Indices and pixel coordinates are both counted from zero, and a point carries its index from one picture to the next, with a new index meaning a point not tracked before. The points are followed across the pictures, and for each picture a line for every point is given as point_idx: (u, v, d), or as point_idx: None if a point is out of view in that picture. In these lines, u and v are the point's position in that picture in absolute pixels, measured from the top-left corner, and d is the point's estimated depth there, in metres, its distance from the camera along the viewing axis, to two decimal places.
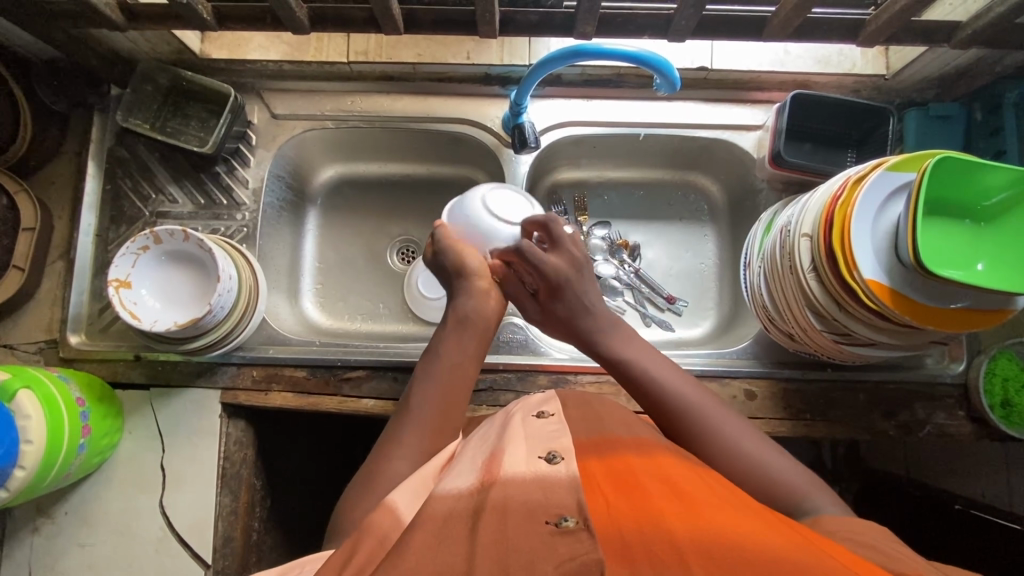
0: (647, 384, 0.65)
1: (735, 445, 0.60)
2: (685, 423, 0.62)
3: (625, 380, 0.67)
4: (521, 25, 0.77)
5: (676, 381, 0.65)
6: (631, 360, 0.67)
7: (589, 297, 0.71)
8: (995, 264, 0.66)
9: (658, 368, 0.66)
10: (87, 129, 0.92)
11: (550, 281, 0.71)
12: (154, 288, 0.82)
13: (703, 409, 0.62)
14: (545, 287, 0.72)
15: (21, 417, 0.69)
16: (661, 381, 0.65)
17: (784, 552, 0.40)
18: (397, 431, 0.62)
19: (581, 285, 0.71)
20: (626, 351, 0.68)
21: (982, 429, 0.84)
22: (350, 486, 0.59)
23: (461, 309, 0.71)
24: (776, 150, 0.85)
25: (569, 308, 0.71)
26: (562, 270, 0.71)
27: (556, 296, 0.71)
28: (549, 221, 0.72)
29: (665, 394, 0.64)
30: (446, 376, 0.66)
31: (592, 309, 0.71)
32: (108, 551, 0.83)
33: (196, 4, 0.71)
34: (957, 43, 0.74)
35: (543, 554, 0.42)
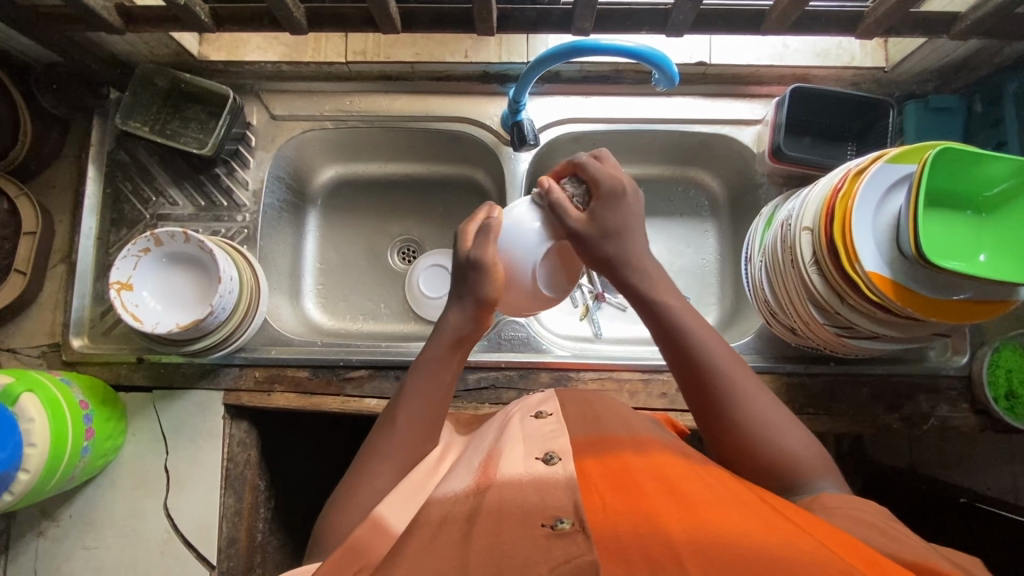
0: (682, 338, 0.61)
1: (757, 417, 0.58)
2: (714, 387, 0.59)
3: (660, 330, 0.63)
4: (519, 22, 0.76)
5: (712, 340, 0.61)
6: (671, 309, 0.63)
7: (634, 220, 0.65)
8: (997, 255, 0.65)
9: (697, 323, 0.62)
10: (86, 132, 0.92)
11: (606, 188, 0.63)
12: (155, 290, 0.82)
13: (734, 376, 0.59)
14: (605, 193, 0.63)
15: (25, 420, 0.69)
16: (699, 339, 0.61)
17: (777, 550, 0.40)
18: (378, 444, 0.60)
19: (634, 204, 0.65)
20: (662, 295, 0.64)
21: (986, 421, 0.84)
22: (334, 494, 0.59)
23: (449, 328, 0.65)
24: (775, 144, 0.85)
25: (620, 224, 0.63)
26: (622, 179, 0.64)
27: (610, 207, 0.63)
28: (602, 150, 0.68)
29: (702, 352, 0.60)
30: (427, 392, 0.63)
31: (636, 236, 0.65)
32: (112, 554, 0.83)
33: (192, 6, 0.71)
34: (955, 35, 0.73)
35: (537, 557, 0.42)
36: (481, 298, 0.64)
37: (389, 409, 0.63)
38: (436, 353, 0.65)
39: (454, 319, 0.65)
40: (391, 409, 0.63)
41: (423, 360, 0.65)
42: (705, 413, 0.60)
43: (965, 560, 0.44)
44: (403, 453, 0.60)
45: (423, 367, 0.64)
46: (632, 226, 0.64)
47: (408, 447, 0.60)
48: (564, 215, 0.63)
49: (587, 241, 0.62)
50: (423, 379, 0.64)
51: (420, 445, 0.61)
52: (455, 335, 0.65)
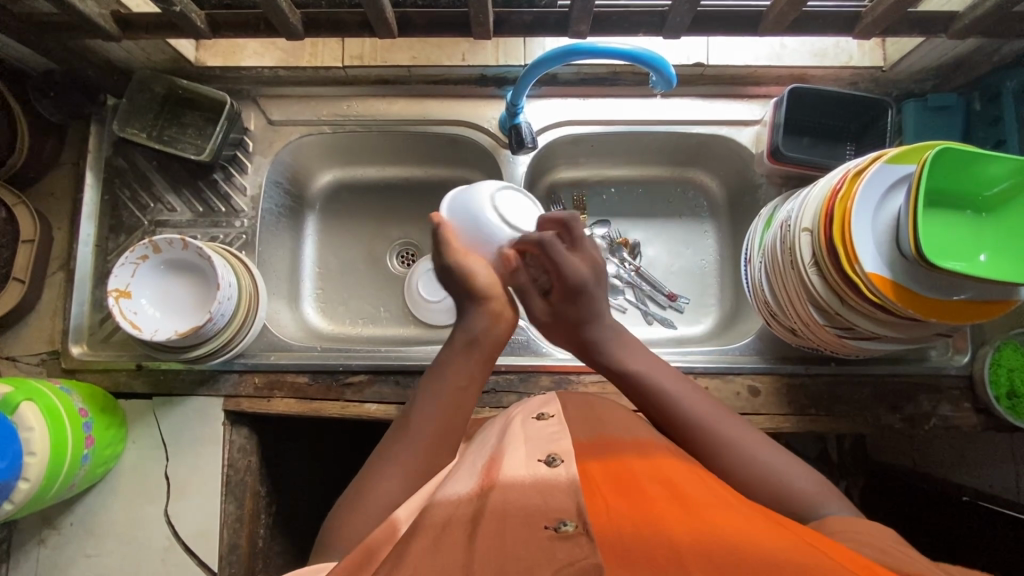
0: (654, 398, 0.64)
1: (743, 458, 0.58)
2: (698, 439, 0.61)
3: (633, 392, 0.65)
4: (516, 25, 0.76)
5: (684, 393, 0.63)
6: (634, 371, 0.65)
7: (602, 300, 0.68)
8: (997, 254, 0.65)
9: (666, 379, 0.64)
10: (84, 139, 0.92)
11: (569, 282, 0.66)
12: (154, 297, 0.82)
13: (712, 423, 0.61)
14: (565, 288, 0.67)
15: (24, 428, 0.68)
16: (672, 393, 0.63)
17: (781, 553, 0.40)
18: (389, 454, 0.59)
19: (600, 291, 0.68)
20: (626, 359, 0.66)
21: (988, 421, 0.84)
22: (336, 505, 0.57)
23: (469, 329, 0.66)
24: (774, 145, 0.85)
25: (583, 313, 0.67)
26: (584, 274, 0.67)
27: (571, 299, 0.67)
28: (569, 222, 0.69)
29: (674, 407, 0.62)
30: (449, 396, 0.63)
31: (604, 318, 0.68)
32: (113, 561, 0.83)
33: (189, 12, 0.71)
34: (953, 34, 0.73)
35: (542, 560, 0.42)
36: (479, 296, 0.67)
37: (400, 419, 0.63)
38: (455, 357, 0.65)
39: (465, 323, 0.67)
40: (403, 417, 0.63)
41: (448, 362, 0.65)
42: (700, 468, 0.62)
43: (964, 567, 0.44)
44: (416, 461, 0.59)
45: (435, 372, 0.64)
46: (599, 311, 0.68)
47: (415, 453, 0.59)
48: (533, 302, 0.71)
49: (556, 328, 0.70)
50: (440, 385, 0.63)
51: (434, 454, 0.60)
52: (467, 338, 0.66)
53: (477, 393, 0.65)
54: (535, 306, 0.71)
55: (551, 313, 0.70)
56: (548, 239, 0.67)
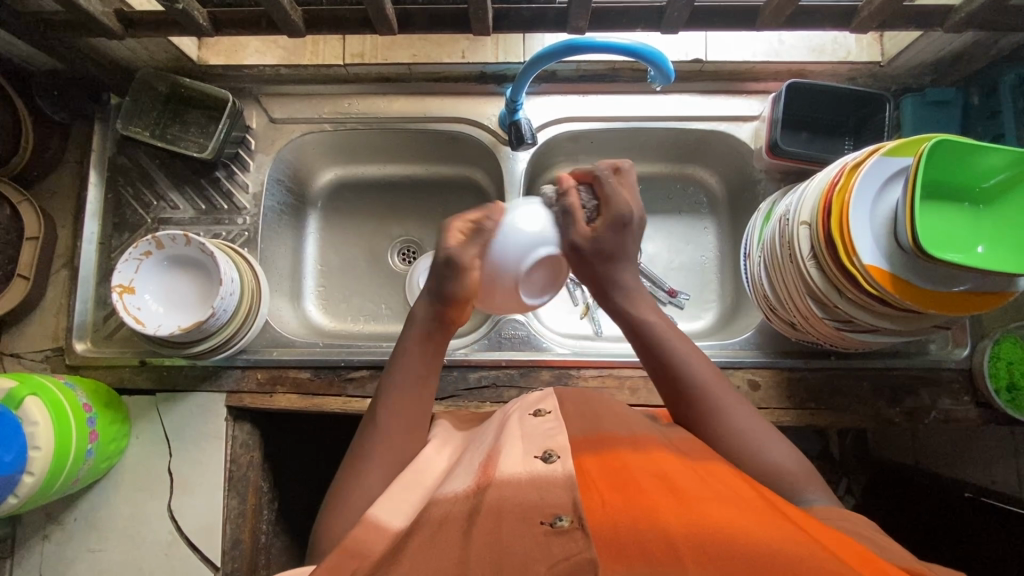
0: (662, 355, 0.63)
1: (734, 427, 0.60)
2: (695, 399, 0.62)
3: (641, 346, 0.65)
4: (515, 22, 0.77)
5: (691, 355, 0.63)
6: (648, 322, 0.64)
7: (631, 242, 0.65)
8: (995, 245, 0.65)
9: (676, 337, 0.64)
10: (88, 138, 0.93)
11: (620, 211, 0.62)
12: (157, 294, 0.83)
13: (712, 387, 0.62)
14: (613, 217, 0.62)
15: (28, 423, 0.69)
16: (680, 353, 0.63)
17: (773, 543, 0.41)
18: (366, 446, 0.60)
19: (637, 230, 0.65)
20: (642, 312, 0.65)
21: (988, 414, 0.84)
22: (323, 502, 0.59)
23: (419, 321, 0.64)
24: (772, 139, 0.85)
25: (619, 246, 0.63)
26: (634, 209, 0.63)
27: (616, 229, 0.62)
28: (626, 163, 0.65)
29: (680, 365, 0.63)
30: (411, 380, 0.63)
31: (630, 258, 0.65)
32: (117, 556, 0.84)
33: (191, 10, 0.72)
34: (950, 28, 0.73)
35: (537, 555, 0.43)
36: (450, 296, 0.62)
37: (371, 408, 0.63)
38: (413, 345, 0.64)
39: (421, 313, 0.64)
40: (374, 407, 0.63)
41: (403, 345, 0.64)
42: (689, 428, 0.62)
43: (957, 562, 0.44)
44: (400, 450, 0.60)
45: (396, 362, 0.64)
46: (629, 249, 0.64)
47: (393, 449, 0.60)
48: (571, 223, 0.61)
49: (585, 257, 0.62)
50: (402, 374, 0.63)
51: (406, 440, 0.61)
52: (420, 328, 0.64)
53: (439, 365, 0.65)
54: (573, 229, 0.61)
55: (590, 239, 0.62)
56: (606, 169, 0.64)
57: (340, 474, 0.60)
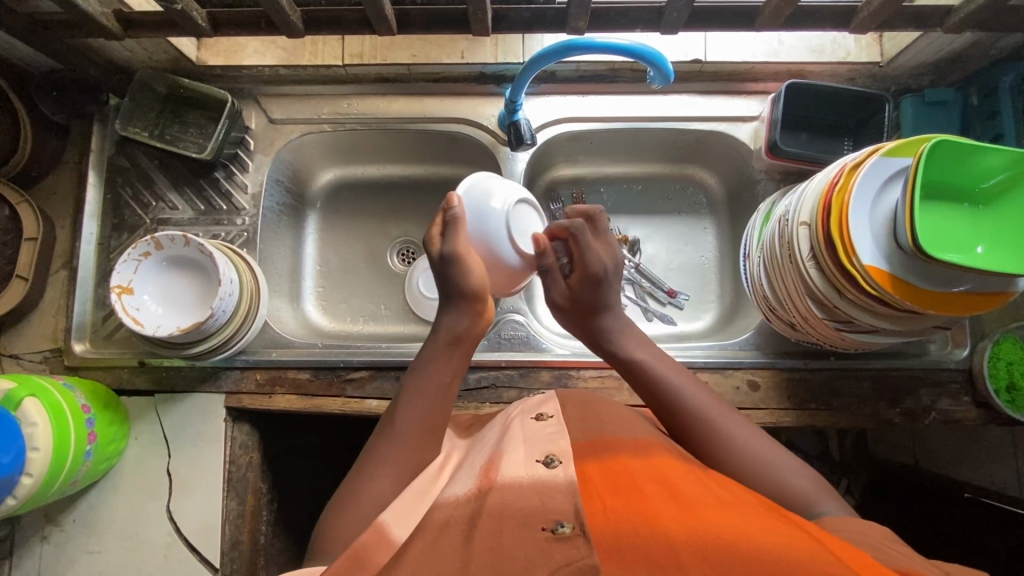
0: (656, 387, 0.64)
1: (737, 450, 0.59)
2: (696, 428, 0.61)
3: (636, 381, 0.67)
4: (514, 22, 0.77)
5: (686, 385, 0.64)
6: (641, 360, 0.67)
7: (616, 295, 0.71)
8: (994, 246, 0.65)
9: (670, 370, 0.65)
10: (87, 139, 0.93)
11: (590, 268, 0.70)
12: (156, 295, 0.83)
13: (711, 415, 0.62)
14: (587, 273, 0.70)
15: (27, 424, 0.69)
16: (674, 385, 0.64)
17: (774, 549, 0.41)
18: (377, 450, 0.60)
19: (617, 281, 0.72)
20: (635, 351, 0.68)
21: (987, 415, 0.84)
22: (329, 505, 0.58)
23: (452, 327, 0.67)
24: (771, 140, 0.85)
25: (599, 299, 0.70)
26: (606, 260, 0.71)
27: (592, 285, 0.70)
28: (597, 210, 0.74)
29: (677, 396, 0.63)
30: (430, 389, 0.64)
31: (617, 307, 0.71)
32: (116, 558, 0.84)
33: (190, 11, 0.71)
34: (949, 28, 0.73)
35: (538, 560, 0.43)
36: (467, 295, 0.67)
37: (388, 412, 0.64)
38: (436, 353, 0.66)
39: (449, 320, 0.68)
40: (391, 412, 0.63)
41: (429, 353, 0.66)
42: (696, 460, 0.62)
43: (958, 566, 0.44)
44: (410, 454, 0.60)
45: (419, 367, 0.66)
46: (613, 301, 0.71)
47: (405, 451, 0.60)
48: (552, 284, 0.73)
49: (569, 311, 0.72)
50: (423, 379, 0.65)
51: (421, 449, 0.61)
52: (451, 334, 0.67)
53: (458, 380, 0.67)
54: (556, 288, 0.72)
55: (573, 293, 0.71)
56: (579, 224, 0.71)
57: (348, 478, 0.60)
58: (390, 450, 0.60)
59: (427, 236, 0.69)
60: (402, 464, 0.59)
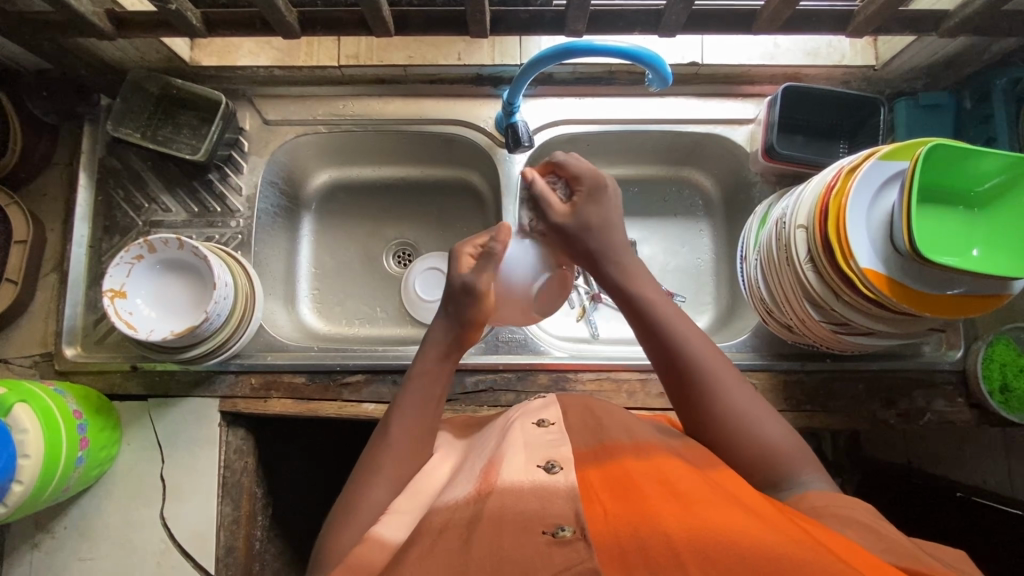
0: (660, 331, 0.62)
1: (732, 406, 0.59)
2: (692, 375, 0.60)
3: (637, 320, 0.64)
4: (512, 24, 0.77)
5: (691, 333, 0.62)
6: (647, 300, 0.64)
7: (617, 217, 0.68)
8: (990, 249, 0.66)
9: (681, 320, 0.63)
10: (77, 140, 0.92)
11: (587, 182, 0.66)
12: (149, 297, 0.82)
13: (710, 363, 0.61)
14: (587, 186, 0.66)
15: (18, 431, 0.68)
16: (680, 334, 0.62)
17: (777, 547, 0.41)
18: (372, 463, 0.59)
19: (614, 197, 0.68)
20: (641, 289, 0.65)
21: (981, 415, 0.85)
22: (328, 521, 0.57)
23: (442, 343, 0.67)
24: (768, 143, 0.86)
25: (603, 216, 0.66)
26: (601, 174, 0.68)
27: (592, 201, 0.66)
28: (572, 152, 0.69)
29: (678, 342, 0.62)
30: (420, 403, 0.63)
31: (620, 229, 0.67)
32: (109, 565, 0.82)
33: (184, 11, 0.71)
34: (944, 32, 0.74)
35: (539, 565, 0.42)
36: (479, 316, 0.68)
37: (382, 425, 0.63)
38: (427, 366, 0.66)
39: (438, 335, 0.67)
40: (386, 422, 0.62)
41: (419, 366, 0.66)
42: (687, 404, 0.61)
43: (959, 563, 0.44)
44: (401, 465, 0.59)
45: (413, 380, 0.65)
46: (614, 217, 0.67)
47: (402, 464, 0.59)
48: (547, 211, 0.67)
49: (571, 237, 0.66)
50: (418, 391, 0.64)
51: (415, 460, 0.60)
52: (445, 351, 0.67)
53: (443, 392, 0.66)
54: (553, 215, 0.67)
55: (574, 216, 0.66)
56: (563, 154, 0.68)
57: (344, 493, 0.58)
58: (382, 455, 0.59)
59: (457, 248, 0.68)
60: (395, 468, 0.58)
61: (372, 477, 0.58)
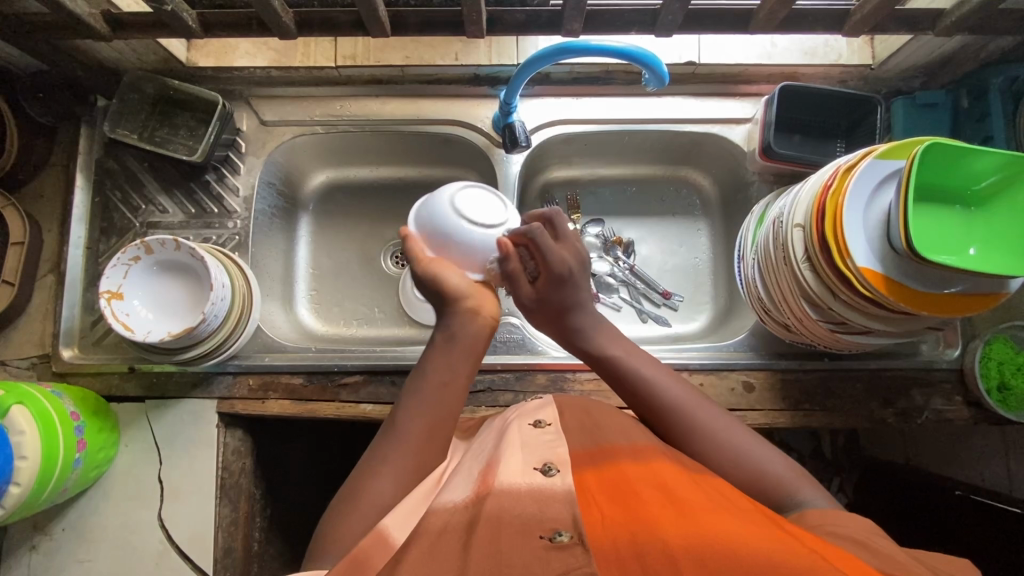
0: (633, 384, 0.64)
1: (718, 441, 0.60)
2: (673, 421, 0.62)
3: (608, 375, 0.66)
4: (508, 24, 0.77)
5: (663, 380, 0.64)
6: (615, 357, 0.65)
7: (585, 290, 0.67)
8: (987, 248, 0.66)
9: (651, 368, 0.65)
10: (74, 141, 0.92)
11: (557, 271, 0.65)
12: (146, 299, 0.81)
13: (686, 406, 0.62)
14: (555, 276, 0.65)
15: (15, 433, 0.68)
16: (647, 379, 0.64)
17: (775, 554, 0.41)
18: (382, 452, 0.59)
19: (584, 279, 0.67)
20: (609, 347, 0.66)
21: (980, 414, 0.85)
22: (331, 506, 0.57)
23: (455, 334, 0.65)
24: (765, 142, 0.86)
25: (570, 299, 0.66)
26: (571, 264, 0.66)
27: (558, 288, 0.66)
28: (553, 213, 0.69)
29: (653, 392, 0.63)
30: (437, 394, 0.63)
31: (588, 304, 0.68)
32: (107, 567, 0.82)
33: (180, 12, 0.70)
34: (940, 32, 0.74)
35: (536, 569, 0.42)
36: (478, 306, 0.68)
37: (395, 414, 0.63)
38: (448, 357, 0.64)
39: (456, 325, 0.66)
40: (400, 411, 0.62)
41: (432, 355, 0.65)
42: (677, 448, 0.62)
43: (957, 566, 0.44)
44: (411, 456, 0.59)
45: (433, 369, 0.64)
46: (583, 297, 0.67)
47: (409, 456, 0.59)
48: (516, 289, 0.67)
49: (536, 313, 0.68)
50: (437, 381, 0.63)
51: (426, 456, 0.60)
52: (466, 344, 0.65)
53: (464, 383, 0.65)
54: (521, 294, 0.67)
55: (539, 299, 0.67)
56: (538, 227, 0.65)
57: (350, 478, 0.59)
58: (391, 447, 0.59)
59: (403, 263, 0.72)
60: (401, 462, 0.58)
61: (371, 468, 0.58)
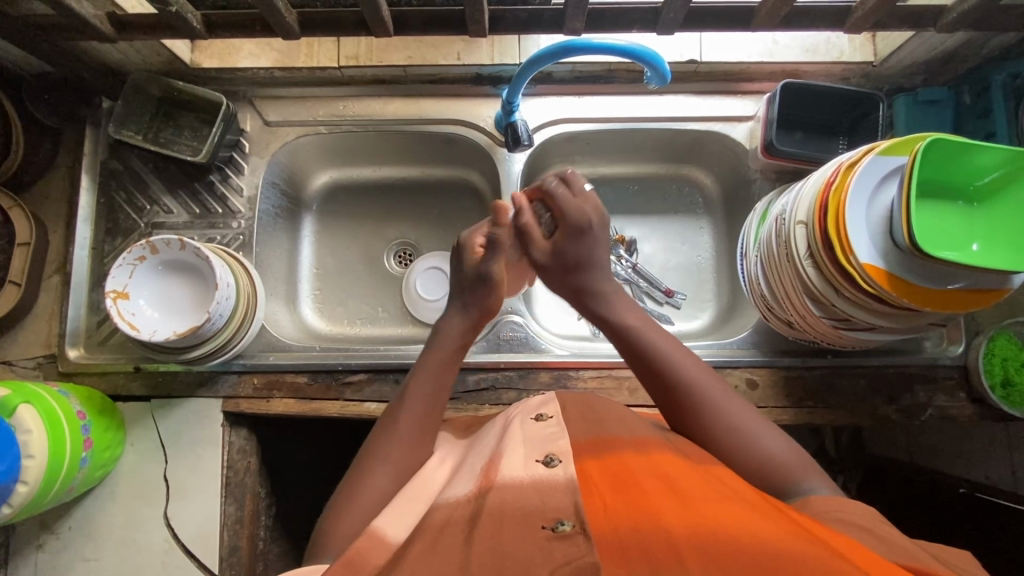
0: (648, 355, 0.63)
1: (727, 420, 0.59)
2: (684, 397, 0.61)
3: (622, 343, 0.65)
4: (510, 23, 0.77)
5: (678, 355, 0.63)
6: (632, 327, 0.64)
7: (601, 250, 0.67)
8: (989, 243, 0.66)
9: (668, 342, 0.64)
10: (79, 142, 0.92)
11: (573, 220, 0.65)
12: (152, 298, 0.82)
13: (699, 382, 0.61)
14: (573, 226, 0.65)
15: (22, 431, 0.68)
16: (665, 353, 0.63)
17: (776, 541, 0.41)
18: (376, 450, 0.60)
19: (601, 234, 0.67)
20: (626, 317, 0.65)
21: (983, 410, 0.85)
22: (326, 507, 0.58)
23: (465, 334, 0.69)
24: (767, 139, 0.86)
25: (585, 254, 0.66)
26: (590, 214, 0.66)
27: (576, 239, 0.66)
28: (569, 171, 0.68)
29: (667, 364, 0.62)
30: (427, 394, 0.64)
31: (604, 265, 0.67)
32: (113, 565, 0.83)
33: (185, 13, 0.71)
34: (942, 28, 0.74)
35: (539, 561, 0.43)
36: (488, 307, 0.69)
37: (388, 413, 0.63)
38: (440, 357, 0.66)
39: (455, 326, 0.68)
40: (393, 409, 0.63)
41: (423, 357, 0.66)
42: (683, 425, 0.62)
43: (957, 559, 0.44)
44: (406, 453, 0.60)
45: (422, 368, 0.65)
46: (600, 256, 0.67)
47: (405, 453, 0.60)
48: (531, 245, 0.68)
49: (553, 271, 0.68)
50: (428, 380, 0.64)
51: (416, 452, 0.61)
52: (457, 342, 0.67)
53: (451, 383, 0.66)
54: (536, 249, 0.68)
55: (557, 252, 0.67)
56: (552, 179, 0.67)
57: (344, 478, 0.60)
58: (388, 444, 0.60)
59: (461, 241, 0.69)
60: (396, 458, 0.59)
61: (369, 466, 0.59)
